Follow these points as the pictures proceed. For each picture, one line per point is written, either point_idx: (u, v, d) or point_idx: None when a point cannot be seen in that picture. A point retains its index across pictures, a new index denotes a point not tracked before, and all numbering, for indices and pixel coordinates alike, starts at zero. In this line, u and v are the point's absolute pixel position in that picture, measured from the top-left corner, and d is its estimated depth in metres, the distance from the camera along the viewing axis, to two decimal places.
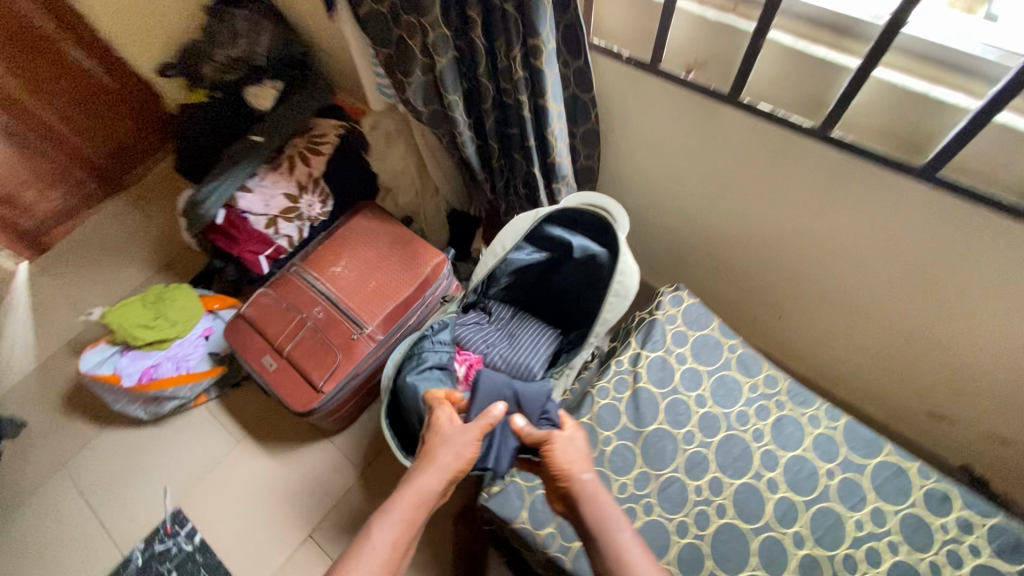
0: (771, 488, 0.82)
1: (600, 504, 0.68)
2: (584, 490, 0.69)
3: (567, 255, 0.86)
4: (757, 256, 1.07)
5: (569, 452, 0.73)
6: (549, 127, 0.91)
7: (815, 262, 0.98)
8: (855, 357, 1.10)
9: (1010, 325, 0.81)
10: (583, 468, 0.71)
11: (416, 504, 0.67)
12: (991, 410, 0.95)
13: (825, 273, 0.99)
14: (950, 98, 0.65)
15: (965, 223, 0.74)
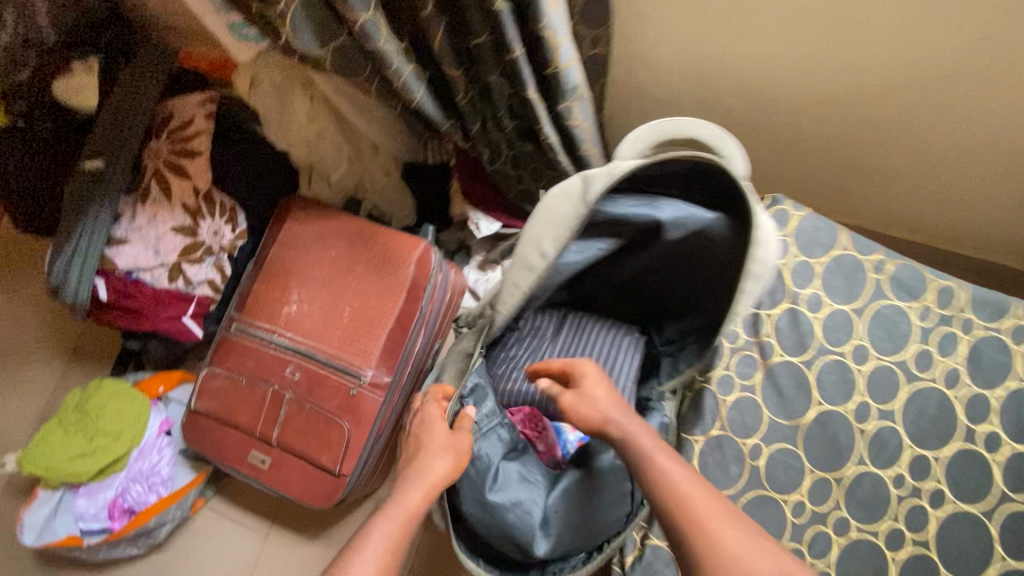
0: (992, 446, 0.60)
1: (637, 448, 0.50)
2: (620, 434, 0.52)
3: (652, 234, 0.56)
4: (871, 108, 0.75)
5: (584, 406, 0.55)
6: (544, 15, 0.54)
7: (968, 93, 0.68)
8: (1005, 211, 0.81)
9: None
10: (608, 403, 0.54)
11: (421, 498, 0.53)
12: None
13: (983, 105, 0.69)
14: None
15: None
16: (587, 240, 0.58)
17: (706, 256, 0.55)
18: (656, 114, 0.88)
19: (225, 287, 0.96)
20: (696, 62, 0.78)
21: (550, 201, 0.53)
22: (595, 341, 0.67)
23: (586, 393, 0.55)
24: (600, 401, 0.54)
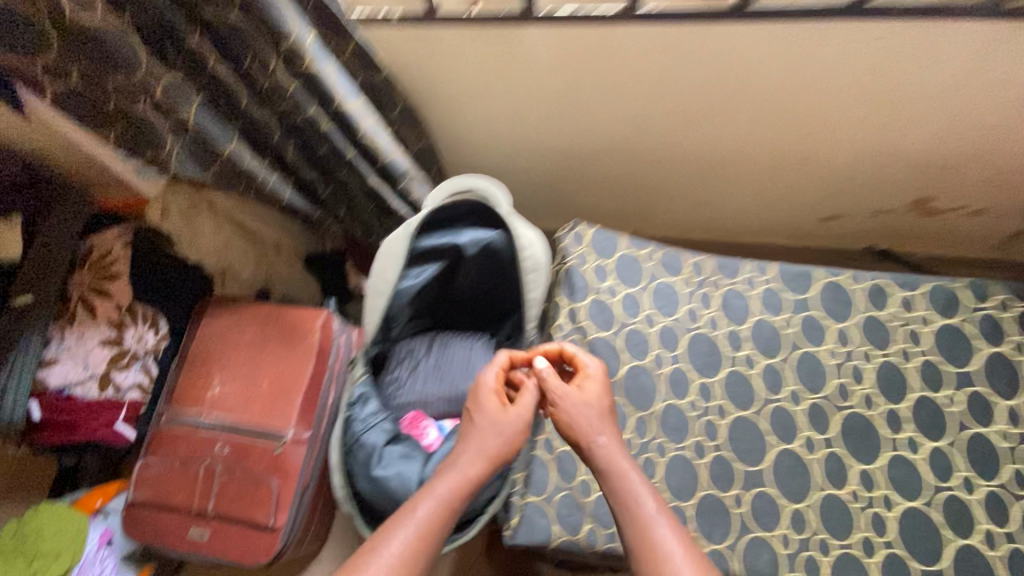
0: (750, 363, 0.82)
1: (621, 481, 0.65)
2: (617, 465, 0.66)
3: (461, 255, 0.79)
4: (631, 154, 1.00)
5: (576, 416, 0.70)
6: (360, 127, 0.78)
7: (686, 133, 0.94)
8: (748, 203, 1.09)
9: (853, 111, 0.85)
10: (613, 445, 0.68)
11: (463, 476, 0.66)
12: (870, 190, 1.00)
13: (699, 138, 0.94)
14: None
15: (777, 39, 0.75)
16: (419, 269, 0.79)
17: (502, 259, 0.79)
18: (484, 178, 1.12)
19: (153, 387, 1.08)
20: (495, 144, 1.01)
21: (387, 245, 0.72)
22: (455, 348, 0.86)
23: (579, 391, 0.71)
24: (592, 419, 0.70)
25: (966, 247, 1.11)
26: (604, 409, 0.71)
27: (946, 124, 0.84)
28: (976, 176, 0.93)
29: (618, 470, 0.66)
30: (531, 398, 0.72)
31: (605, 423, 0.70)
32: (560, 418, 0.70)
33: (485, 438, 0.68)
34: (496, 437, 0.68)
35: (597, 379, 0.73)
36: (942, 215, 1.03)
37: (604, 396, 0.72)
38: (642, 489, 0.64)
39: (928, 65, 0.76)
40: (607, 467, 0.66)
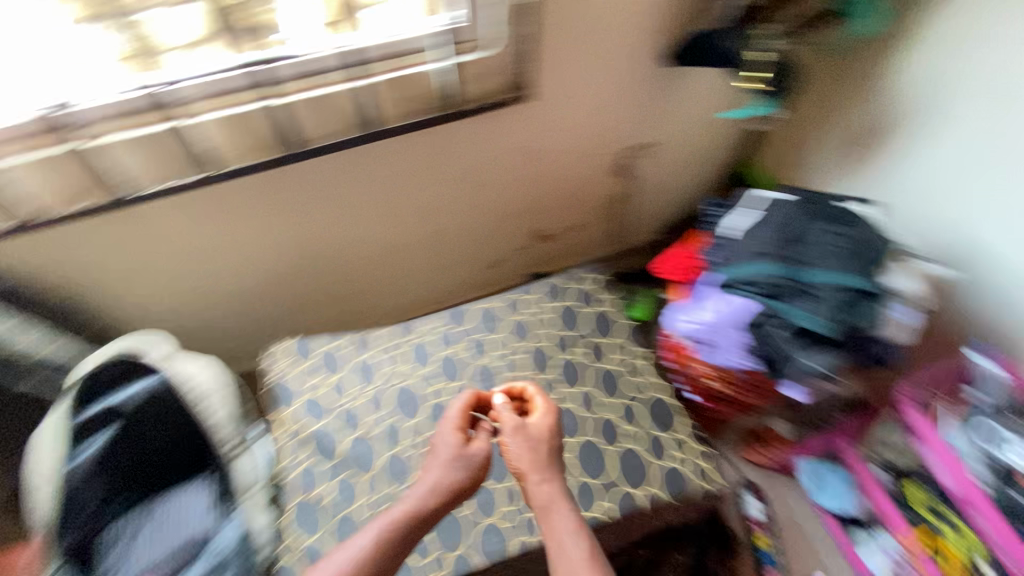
0: (441, 392, 1.00)
1: (556, 516, 0.75)
2: (553, 498, 0.76)
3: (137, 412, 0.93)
4: (305, 271, 1.16)
5: (521, 457, 0.80)
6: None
7: (338, 241, 1.13)
8: (426, 274, 1.34)
9: (446, 191, 1.14)
10: (556, 492, 0.77)
11: (417, 501, 0.77)
12: (498, 236, 1.33)
13: (351, 243, 1.14)
14: (256, 104, 0.82)
15: (353, 162, 0.98)
16: (94, 438, 0.89)
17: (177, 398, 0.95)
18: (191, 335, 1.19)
19: None
20: (178, 300, 1.11)
21: (47, 423, 0.86)
22: (167, 502, 0.91)
23: (529, 425, 0.83)
24: (540, 462, 0.79)
25: (589, 251, 1.53)
26: (547, 444, 0.82)
27: (509, 182, 1.19)
28: (552, 205, 1.31)
29: (551, 500, 0.77)
30: (486, 436, 0.84)
31: (546, 462, 0.80)
32: (509, 453, 0.82)
33: (446, 471, 0.79)
34: (458, 469, 0.79)
35: (543, 419, 0.84)
36: (556, 236, 1.42)
37: (548, 434, 0.82)
38: (563, 521, 0.74)
39: (467, 152, 1.07)
40: (543, 501, 0.77)
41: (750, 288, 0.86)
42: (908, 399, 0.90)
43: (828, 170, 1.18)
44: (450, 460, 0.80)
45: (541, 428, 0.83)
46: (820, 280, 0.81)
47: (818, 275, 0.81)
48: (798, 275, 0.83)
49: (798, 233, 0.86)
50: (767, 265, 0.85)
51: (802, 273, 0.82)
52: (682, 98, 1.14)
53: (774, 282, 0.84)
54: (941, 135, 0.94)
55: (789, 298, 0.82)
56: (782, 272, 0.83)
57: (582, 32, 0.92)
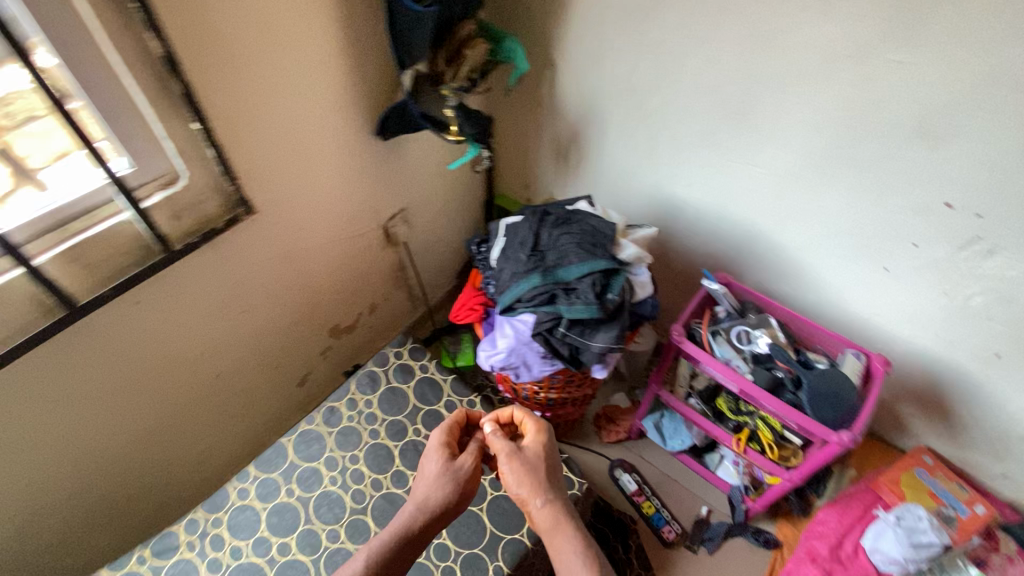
0: (283, 547, 0.91)
1: (557, 529, 0.82)
2: (552, 511, 0.83)
3: None
4: (65, 493, 0.93)
5: (520, 477, 0.85)
6: None
7: (96, 440, 0.93)
8: (230, 423, 1.19)
9: (214, 332, 1.03)
10: (554, 507, 0.83)
11: (413, 526, 0.82)
12: (296, 350, 1.26)
13: (116, 434, 0.96)
14: None
15: (76, 348, 0.83)
16: None
17: None
18: None
19: None
20: None
21: None
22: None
23: (529, 450, 0.87)
24: (538, 483, 0.84)
25: (396, 324, 1.54)
26: (545, 464, 0.86)
27: (282, 296, 1.14)
28: (339, 298, 1.29)
29: (550, 513, 0.82)
30: (474, 450, 0.90)
31: (544, 483, 0.85)
32: (507, 479, 0.86)
33: (434, 485, 0.85)
34: (446, 484, 0.85)
35: (536, 442, 0.89)
36: (357, 325, 1.40)
37: (544, 458, 0.87)
38: (566, 544, 0.80)
39: (220, 285, 0.99)
40: (544, 518, 0.82)
41: (527, 303, 0.94)
42: (683, 338, 1.00)
43: (550, 179, 1.42)
44: (438, 484, 0.85)
45: (538, 449, 0.87)
46: (574, 274, 0.92)
47: (571, 270, 0.92)
48: (557, 278, 0.92)
49: (544, 241, 0.97)
50: (530, 278, 0.93)
51: (559, 275, 0.92)
52: (413, 161, 1.24)
53: (542, 291, 0.92)
54: (608, 131, 1.20)
55: (561, 299, 0.92)
56: (544, 279, 0.92)
57: (288, 135, 0.94)
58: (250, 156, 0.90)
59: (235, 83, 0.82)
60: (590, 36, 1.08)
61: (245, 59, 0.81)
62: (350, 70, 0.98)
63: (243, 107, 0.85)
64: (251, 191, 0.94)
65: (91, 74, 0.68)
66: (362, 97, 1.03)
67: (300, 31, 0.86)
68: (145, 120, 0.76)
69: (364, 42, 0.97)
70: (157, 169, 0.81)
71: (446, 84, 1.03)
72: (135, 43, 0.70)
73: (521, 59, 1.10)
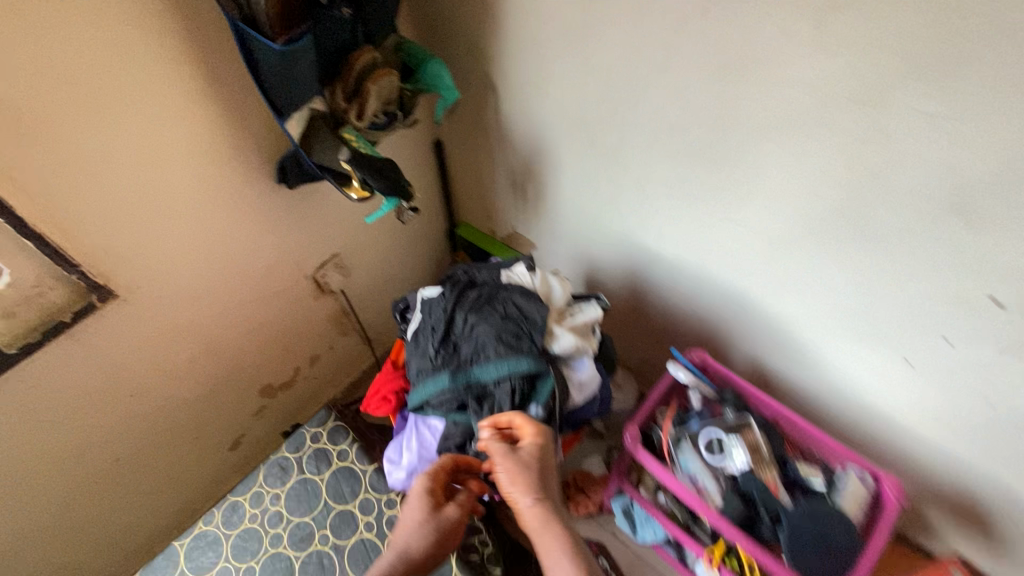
0: None
1: (547, 530, 0.64)
2: (551, 514, 0.64)
3: None
4: None
5: (511, 481, 0.67)
6: None
7: None
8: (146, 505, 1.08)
9: (100, 420, 0.91)
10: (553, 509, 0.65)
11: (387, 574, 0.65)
12: (217, 419, 1.13)
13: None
14: None
15: None
16: None
17: None
18: None
19: None
20: None
21: None
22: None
23: (519, 454, 0.68)
24: (530, 478, 0.67)
25: (346, 373, 1.39)
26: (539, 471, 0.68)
27: (186, 369, 1.00)
28: (266, 357, 1.15)
29: (546, 532, 0.64)
30: (463, 500, 0.71)
31: (539, 481, 0.67)
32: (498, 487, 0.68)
33: (413, 536, 0.67)
34: (428, 534, 0.67)
35: (528, 445, 0.69)
36: (294, 382, 1.26)
37: (536, 463, 0.68)
38: (552, 546, 0.62)
39: (94, 374, 0.86)
40: (534, 525, 0.64)
41: (437, 411, 0.76)
42: (638, 446, 0.81)
43: (510, 212, 1.21)
44: (417, 525, 0.67)
45: (536, 444, 0.69)
46: (491, 379, 0.73)
47: (487, 374, 0.73)
48: (472, 383, 0.74)
49: (459, 329, 0.77)
50: (437, 383, 0.74)
51: (473, 380, 0.74)
52: (338, 202, 1.07)
53: (453, 401, 0.74)
54: (563, 166, 0.99)
55: (471, 409, 0.75)
56: (454, 386, 0.74)
57: (147, 200, 0.79)
58: (94, 233, 0.75)
59: (46, 155, 0.66)
60: (527, 53, 0.86)
61: (54, 125, 0.65)
62: (222, 116, 0.81)
63: (70, 180, 0.69)
64: (110, 270, 0.79)
65: None
66: (248, 143, 0.86)
67: (133, 79, 0.70)
68: None
69: (235, 80, 0.80)
70: None
71: (349, 125, 0.86)
72: None
73: (446, 84, 0.91)
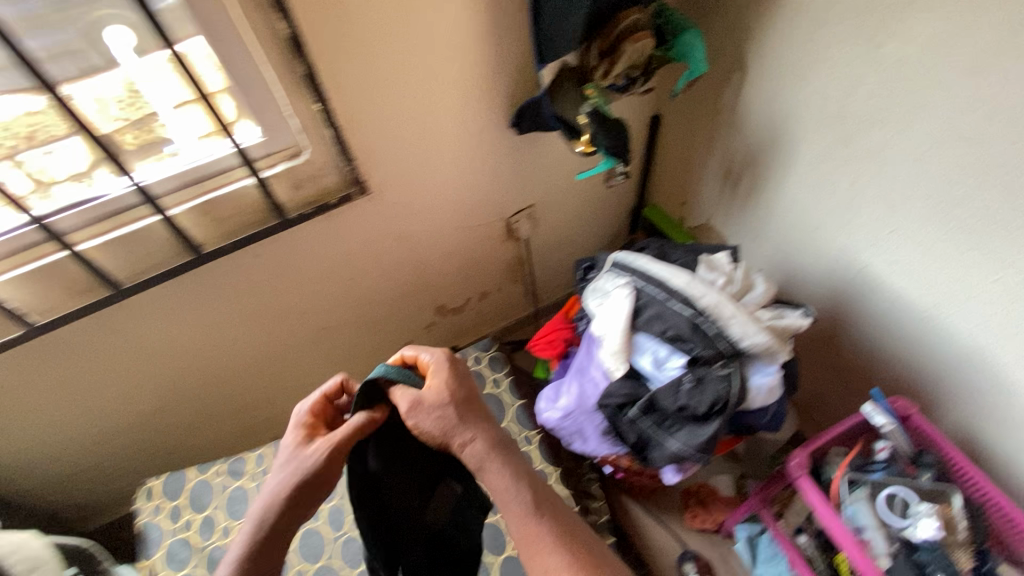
0: (317, 514, 0.93)
1: (491, 461, 0.69)
2: (485, 453, 0.70)
3: None
4: (192, 391, 1.12)
5: (439, 427, 0.69)
6: None
7: (218, 356, 1.08)
8: (332, 370, 1.30)
9: (325, 290, 1.10)
10: (484, 453, 0.70)
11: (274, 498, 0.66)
12: (400, 321, 1.30)
13: (234, 356, 1.11)
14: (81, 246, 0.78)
15: (206, 283, 0.94)
16: None
17: None
18: (79, 475, 1.14)
19: None
20: (48, 447, 1.04)
21: None
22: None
23: (424, 395, 0.70)
24: (452, 424, 0.69)
25: (504, 318, 1.49)
26: (450, 409, 0.70)
27: (392, 271, 1.16)
28: (448, 281, 1.28)
29: (489, 468, 0.68)
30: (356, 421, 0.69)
31: (461, 419, 0.70)
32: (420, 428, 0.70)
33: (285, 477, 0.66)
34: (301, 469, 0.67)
35: (438, 376, 0.72)
36: (463, 310, 1.39)
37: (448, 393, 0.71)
38: (496, 478, 0.69)
39: (332, 253, 1.04)
40: (475, 459, 0.69)
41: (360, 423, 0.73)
42: (804, 475, 0.75)
43: (710, 203, 1.17)
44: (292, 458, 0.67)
45: (440, 393, 0.71)
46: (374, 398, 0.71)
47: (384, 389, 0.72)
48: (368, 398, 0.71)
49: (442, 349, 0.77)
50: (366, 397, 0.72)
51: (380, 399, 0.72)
52: (551, 156, 1.13)
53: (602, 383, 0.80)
54: (794, 163, 0.91)
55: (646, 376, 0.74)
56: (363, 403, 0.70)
57: (411, 119, 0.91)
58: (369, 136, 0.89)
59: (359, 65, 0.80)
60: (799, 36, 0.80)
61: (371, 41, 0.78)
62: (487, 55, 0.90)
63: (368, 87, 0.83)
64: (370, 170, 0.94)
65: (228, 49, 0.72)
66: (498, 84, 0.95)
67: (435, 11, 0.80)
68: (274, 96, 0.79)
69: (505, 24, 0.88)
70: (281, 141, 0.85)
71: (593, 81, 0.88)
72: (268, 24, 0.70)
73: (698, 57, 0.89)
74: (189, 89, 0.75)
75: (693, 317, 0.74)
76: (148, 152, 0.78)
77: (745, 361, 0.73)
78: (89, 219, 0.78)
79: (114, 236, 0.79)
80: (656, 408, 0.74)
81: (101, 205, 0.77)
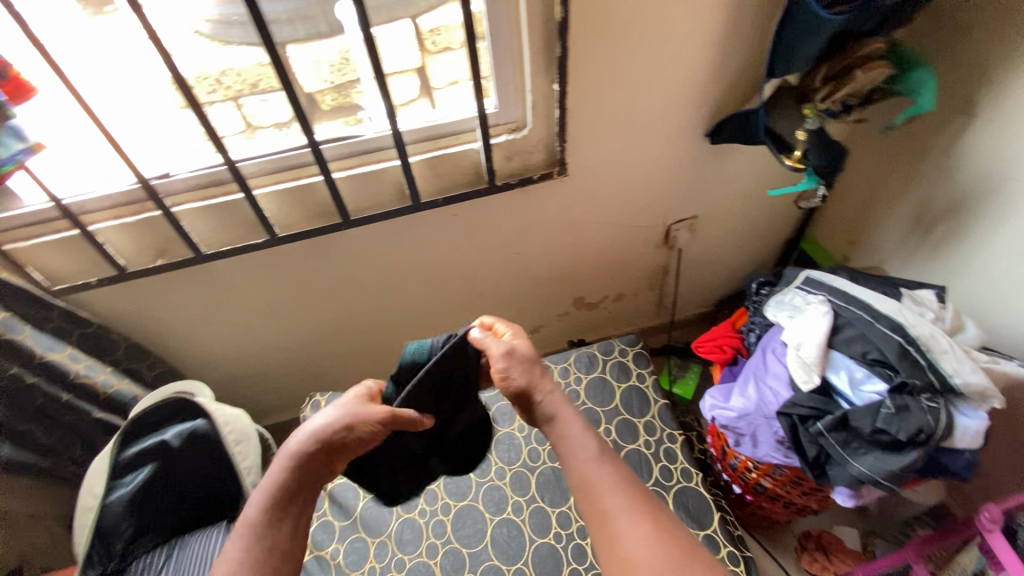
0: None
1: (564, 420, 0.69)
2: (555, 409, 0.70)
3: (169, 454, 0.86)
4: (356, 323, 1.24)
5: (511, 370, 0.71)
6: (62, 365, 0.87)
7: (389, 297, 1.21)
8: None
9: (493, 259, 1.19)
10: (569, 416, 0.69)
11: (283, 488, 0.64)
12: (540, 303, 1.36)
13: (400, 300, 1.22)
14: (339, 173, 0.94)
15: (405, 230, 1.06)
16: None
17: (211, 446, 0.87)
18: (247, 381, 1.29)
19: None
20: (235, 348, 1.19)
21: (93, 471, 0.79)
22: (192, 549, 0.83)
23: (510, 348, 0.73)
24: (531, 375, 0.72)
25: (631, 323, 1.52)
26: (533, 364, 0.73)
27: (552, 255, 1.23)
28: (594, 276, 1.33)
29: (560, 418, 0.70)
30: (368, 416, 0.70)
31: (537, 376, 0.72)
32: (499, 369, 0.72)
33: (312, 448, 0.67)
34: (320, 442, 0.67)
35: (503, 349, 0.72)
36: (597, 307, 1.43)
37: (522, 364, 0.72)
38: (570, 433, 0.68)
39: (511, 226, 1.13)
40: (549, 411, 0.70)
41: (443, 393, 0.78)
42: (994, 529, 0.73)
43: (887, 247, 1.14)
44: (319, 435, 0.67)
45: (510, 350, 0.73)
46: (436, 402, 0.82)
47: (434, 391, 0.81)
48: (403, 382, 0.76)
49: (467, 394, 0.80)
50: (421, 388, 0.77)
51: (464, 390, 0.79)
52: (730, 172, 1.15)
53: (771, 412, 0.80)
54: (1005, 219, 0.89)
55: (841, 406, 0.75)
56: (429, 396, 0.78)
57: (622, 113, 0.97)
58: (584, 122, 0.96)
59: (596, 61, 0.88)
60: None
61: (614, 41, 0.86)
62: (707, 68, 0.95)
63: (596, 80, 0.91)
64: (572, 156, 1.01)
65: (499, 28, 0.82)
66: (707, 97, 0.99)
67: (678, 22, 0.86)
68: (520, 73, 0.89)
69: (734, 43, 0.92)
70: (510, 116, 0.95)
71: (812, 103, 0.90)
72: (540, 11, 0.80)
73: (926, 96, 0.86)
74: (463, 50, 0.93)
75: (903, 344, 0.73)
76: (339, 114, 0.94)
77: (951, 401, 0.72)
78: (342, 150, 0.92)
79: (364, 170, 0.95)
80: (845, 427, 0.73)
81: (354, 143, 0.92)
